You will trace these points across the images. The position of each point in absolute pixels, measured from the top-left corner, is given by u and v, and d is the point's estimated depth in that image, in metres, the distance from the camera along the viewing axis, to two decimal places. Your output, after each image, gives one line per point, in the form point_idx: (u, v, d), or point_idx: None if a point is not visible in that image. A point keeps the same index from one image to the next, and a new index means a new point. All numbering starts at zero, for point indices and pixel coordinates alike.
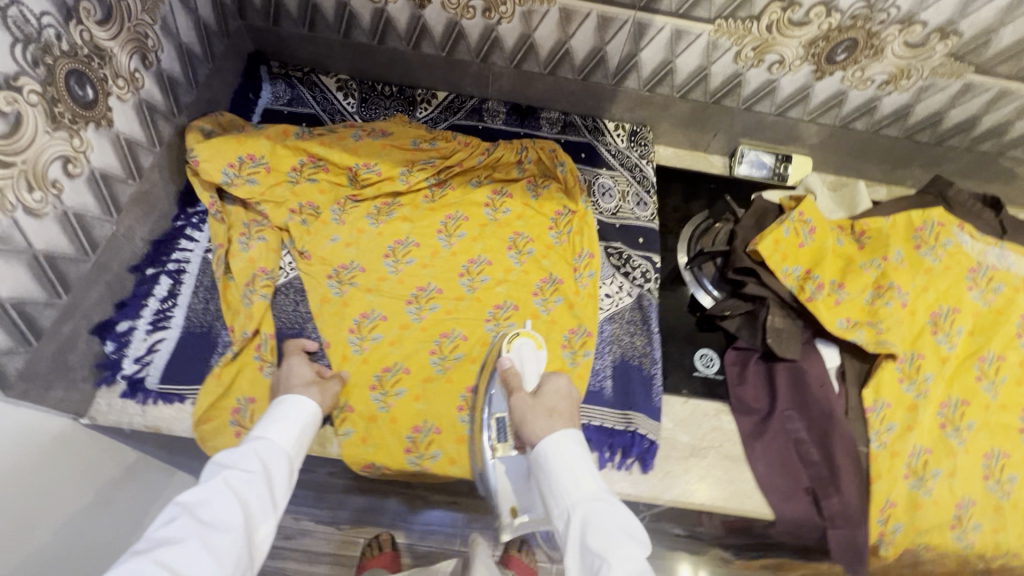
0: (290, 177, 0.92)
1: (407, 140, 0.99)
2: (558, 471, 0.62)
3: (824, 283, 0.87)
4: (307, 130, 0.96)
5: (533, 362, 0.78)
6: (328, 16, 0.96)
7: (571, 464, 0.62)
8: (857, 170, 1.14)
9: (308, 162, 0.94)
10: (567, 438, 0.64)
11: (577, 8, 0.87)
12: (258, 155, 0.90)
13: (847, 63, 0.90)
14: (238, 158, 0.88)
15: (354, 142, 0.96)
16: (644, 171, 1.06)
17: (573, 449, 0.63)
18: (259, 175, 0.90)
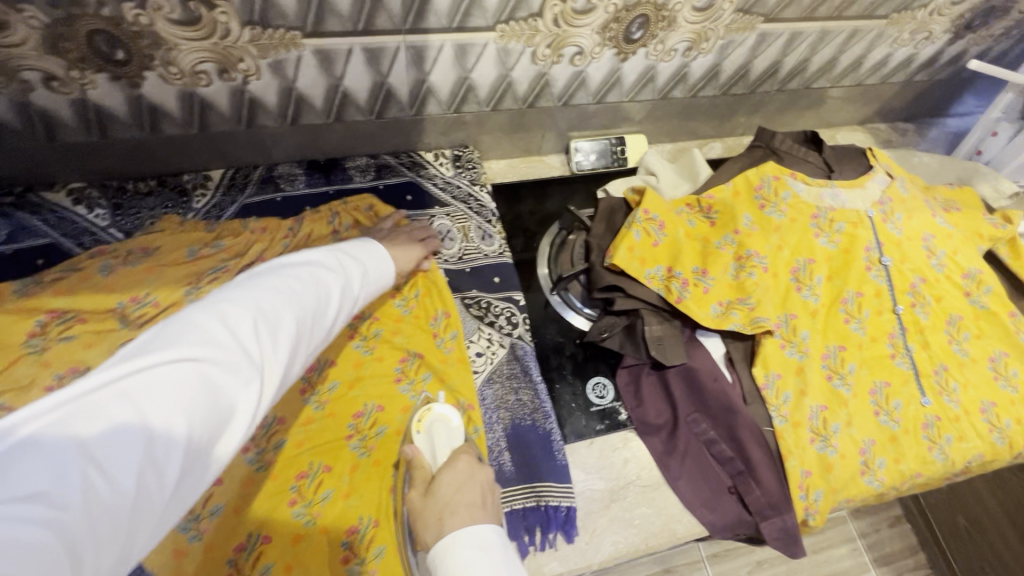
0: (30, 346, 0.58)
1: (183, 252, 0.75)
2: (464, 572, 0.47)
3: (687, 276, 0.82)
4: (32, 282, 0.67)
5: (448, 441, 0.65)
6: (10, 122, 0.71)
7: (488, 564, 0.47)
8: (689, 133, 1.12)
9: (51, 320, 0.61)
10: (461, 541, 0.48)
11: (335, 47, 0.72)
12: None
13: (646, 39, 0.84)
14: None
15: (103, 276, 0.68)
16: (480, 198, 0.95)
17: (486, 545, 0.49)
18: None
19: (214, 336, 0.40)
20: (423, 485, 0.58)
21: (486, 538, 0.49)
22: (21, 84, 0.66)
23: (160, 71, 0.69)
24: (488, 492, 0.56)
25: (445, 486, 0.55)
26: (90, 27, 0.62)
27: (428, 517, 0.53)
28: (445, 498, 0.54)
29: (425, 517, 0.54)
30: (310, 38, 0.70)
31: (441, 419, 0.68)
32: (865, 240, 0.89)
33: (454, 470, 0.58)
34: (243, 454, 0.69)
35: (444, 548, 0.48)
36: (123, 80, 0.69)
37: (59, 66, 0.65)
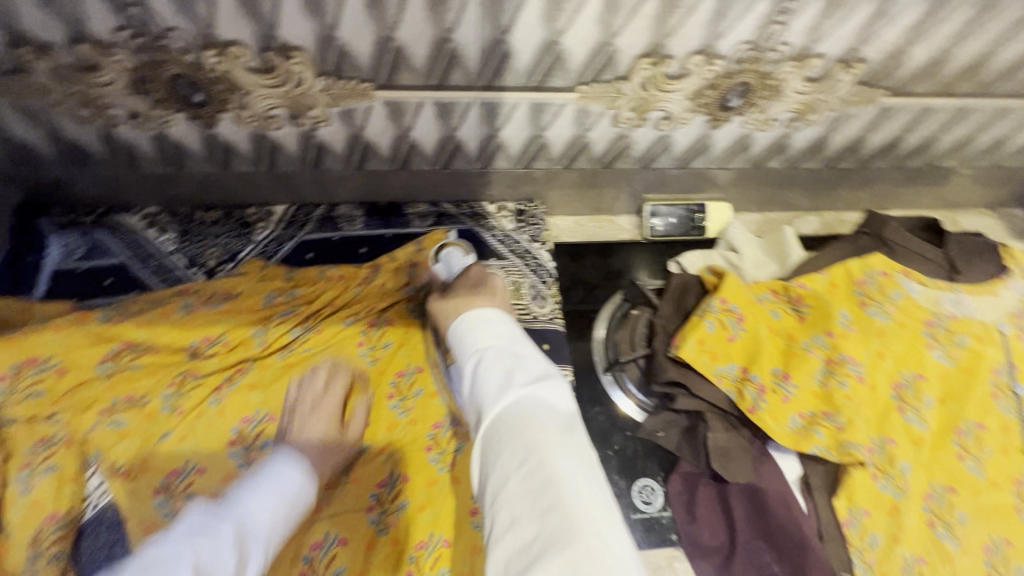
0: (99, 371, 0.69)
1: (260, 296, 0.76)
2: (470, 334, 0.55)
3: (765, 381, 0.71)
4: (116, 308, 0.72)
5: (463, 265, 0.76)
6: (100, 152, 0.74)
7: (491, 328, 0.55)
8: (781, 204, 1.00)
9: (124, 349, 0.70)
10: (481, 315, 0.57)
11: (406, 99, 0.69)
12: (43, 356, 0.67)
13: (744, 107, 0.75)
14: (11, 366, 0.65)
15: (183, 314, 0.73)
16: (538, 256, 0.89)
17: (491, 319, 0.57)
18: (47, 383, 0.67)
19: None
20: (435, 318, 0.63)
21: (493, 316, 0.57)
22: (109, 119, 0.69)
23: (234, 113, 0.69)
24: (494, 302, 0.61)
25: (460, 293, 0.67)
26: (173, 72, 0.63)
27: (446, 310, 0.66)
28: (450, 312, 0.62)
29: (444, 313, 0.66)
30: (382, 90, 0.67)
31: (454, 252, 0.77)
32: (993, 360, 0.75)
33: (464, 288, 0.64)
34: None
35: (459, 320, 0.58)
36: (202, 120, 0.70)
37: (143, 105, 0.67)
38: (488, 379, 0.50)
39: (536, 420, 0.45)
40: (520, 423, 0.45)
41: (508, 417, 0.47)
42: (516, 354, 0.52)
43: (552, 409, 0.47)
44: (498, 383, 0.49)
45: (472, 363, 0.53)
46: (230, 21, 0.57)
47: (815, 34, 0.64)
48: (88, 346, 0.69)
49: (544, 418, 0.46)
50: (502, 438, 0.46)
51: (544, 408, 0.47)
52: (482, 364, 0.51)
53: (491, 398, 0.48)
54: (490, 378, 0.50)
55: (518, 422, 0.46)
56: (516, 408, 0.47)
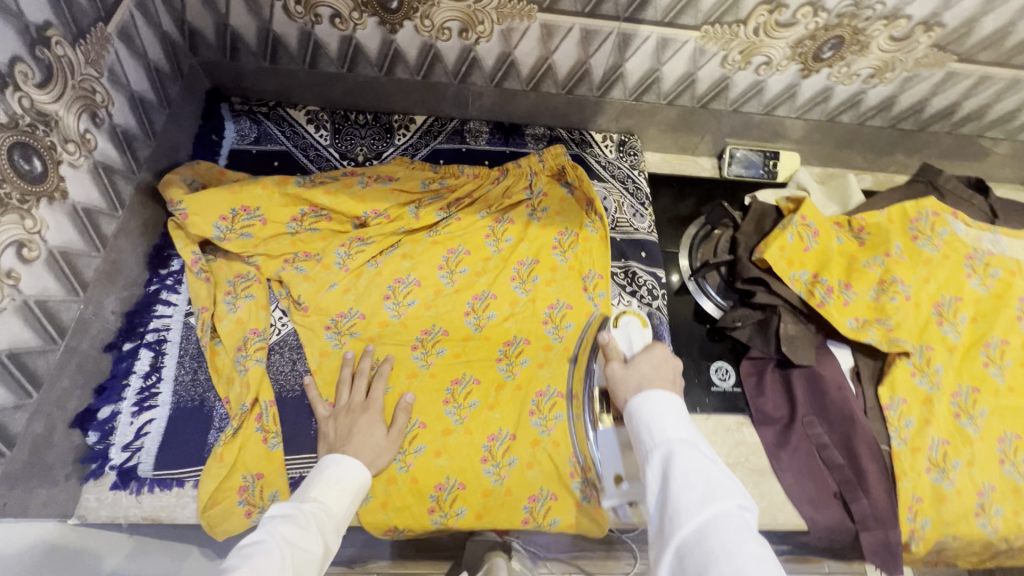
0: (290, 228, 0.86)
1: (415, 184, 0.93)
2: (654, 420, 0.58)
3: (832, 285, 0.86)
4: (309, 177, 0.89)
5: (641, 338, 0.84)
6: (292, 47, 0.88)
7: (674, 428, 0.57)
8: (843, 161, 1.14)
9: (308, 212, 0.86)
10: (663, 404, 0.59)
11: (559, 23, 0.83)
12: (254, 207, 0.83)
13: (834, 60, 0.89)
14: (232, 210, 0.82)
15: (360, 188, 0.89)
16: (637, 182, 1.03)
17: (674, 407, 0.59)
18: (254, 228, 0.83)
19: None
20: (620, 361, 0.69)
21: (675, 405, 0.60)
22: (313, 17, 0.83)
23: (416, 22, 0.83)
24: (677, 376, 0.67)
25: (643, 363, 0.67)
26: None
27: (628, 381, 0.65)
28: (643, 371, 0.66)
29: (623, 386, 0.66)
30: (543, 13, 0.81)
31: (633, 322, 0.87)
32: (1021, 290, 0.89)
33: (652, 354, 0.68)
34: (412, 351, 0.84)
35: (638, 402, 0.61)
36: (388, 25, 0.84)
37: (346, 6, 0.81)
38: (682, 483, 0.51)
39: (743, 550, 0.45)
40: (726, 546, 0.45)
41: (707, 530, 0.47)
42: (711, 467, 0.52)
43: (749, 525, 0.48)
44: (697, 492, 0.50)
45: (661, 455, 0.55)
46: None
47: None
48: (285, 203, 0.85)
49: (747, 537, 0.46)
50: (705, 556, 0.45)
51: (747, 534, 0.47)
52: (678, 465, 0.52)
53: (683, 513, 0.49)
54: (689, 490, 0.50)
55: (721, 540, 0.46)
56: (716, 527, 0.47)
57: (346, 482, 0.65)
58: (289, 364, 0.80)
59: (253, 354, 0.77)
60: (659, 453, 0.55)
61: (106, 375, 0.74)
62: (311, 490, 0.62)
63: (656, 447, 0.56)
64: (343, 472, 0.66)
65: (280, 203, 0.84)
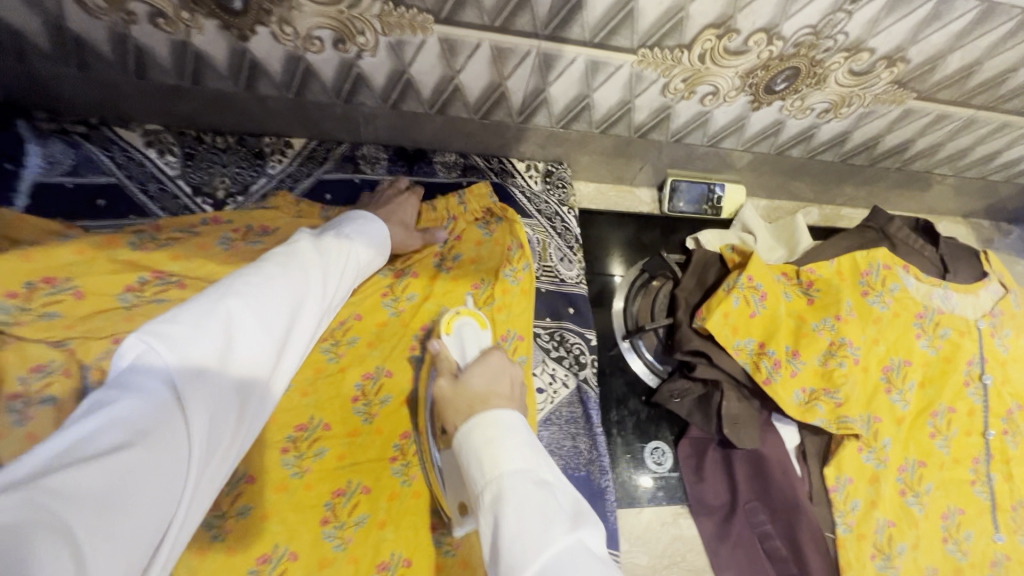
0: (122, 301, 0.62)
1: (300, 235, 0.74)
2: (490, 449, 0.46)
3: (780, 356, 0.75)
4: (149, 236, 0.70)
5: (476, 343, 0.68)
6: (102, 51, 0.65)
7: (518, 446, 0.47)
8: (789, 193, 1.04)
9: (151, 279, 0.64)
10: (502, 432, 0.47)
11: (463, 38, 0.65)
12: (62, 278, 0.59)
13: (787, 92, 0.76)
14: (25, 283, 0.56)
15: (223, 250, 0.70)
16: (566, 220, 0.88)
17: (514, 427, 0.49)
18: (63, 305, 0.58)
19: (132, 397, 0.33)
20: (450, 375, 0.59)
21: (513, 423, 0.49)
22: (124, 16, 0.61)
23: (273, 28, 0.63)
24: (514, 388, 0.58)
25: (475, 379, 0.56)
26: None
27: (458, 403, 0.54)
28: (475, 390, 0.55)
29: (452, 403, 0.55)
30: (441, 25, 0.63)
31: (470, 324, 0.69)
32: (969, 352, 0.82)
33: (485, 364, 0.59)
34: (282, 456, 0.63)
35: (467, 432, 0.48)
36: (234, 31, 0.63)
37: (168, 4, 0.59)
38: (521, 522, 0.40)
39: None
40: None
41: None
42: (553, 501, 0.42)
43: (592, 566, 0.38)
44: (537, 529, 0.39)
45: (492, 496, 0.43)
46: None
47: (873, 27, 0.65)
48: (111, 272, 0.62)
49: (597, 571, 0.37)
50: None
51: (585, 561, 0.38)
52: (511, 504, 0.42)
53: (525, 553, 0.38)
54: (522, 525, 0.40)
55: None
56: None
57: (366, 239, 0.67)
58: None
59: None
60: (492, 490, 0.44)
61: None
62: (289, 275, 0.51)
63: (487, 485, 0.45)
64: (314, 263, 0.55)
65: (103, 271, 0.62)
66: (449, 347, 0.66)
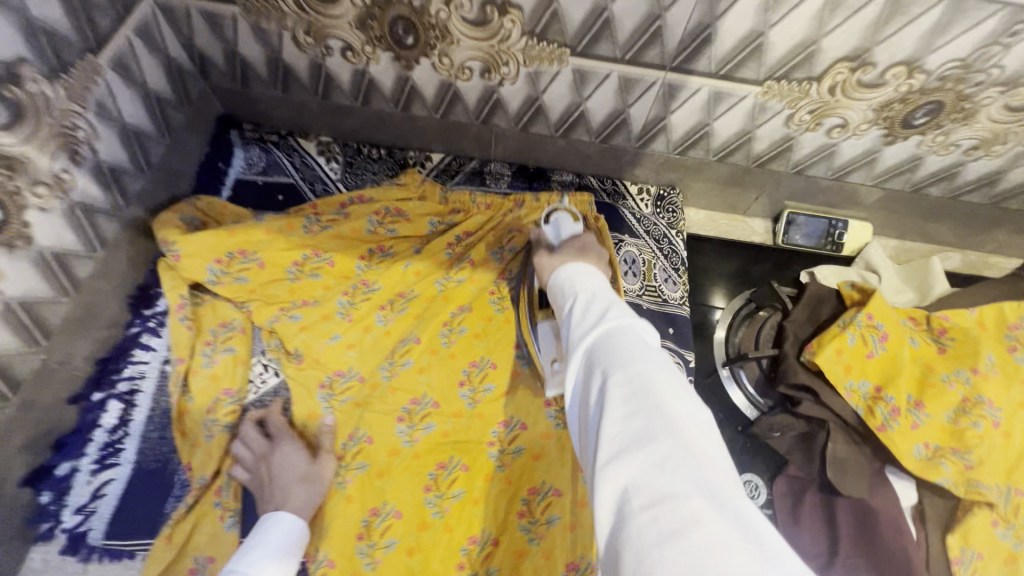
0: (290, 274, 0.79)
1: (424, 222, 0.87)
2: (570, 282, 0.57)
3: (899, 403, 0.70)
4: (317, 218, 0.83)
5: (572, 229, 0.72)
6: (302, 77, 0.82)
7: (591, 278, 0.57)
8: (926, 235, 0.96)
9: (311, 257, 0.80)
10: (581, 275, 0.57)
11: (594, 69, 0.72)
12: (251, 249, 0.77)
13: (928, 127, 0.73)
14: (228, 252, 0.75)
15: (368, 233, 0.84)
16: (674, 243, 0.91)
17: (588, 271, 0.59)
18: (250, 272, 0.77)
19: None
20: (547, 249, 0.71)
21: (591, 271, 0.59)
22: (324, 49, 0.76)
23: (434, 59, 0.74)
24: (601, 262, 0.68)
25: (567, 252, 0.68)
26: (395, 14, 0.69)
27: (548, 269, 0.67)
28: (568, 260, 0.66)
29: (548, 265, 0.68)
30: (576, 57, 0.70)
31: (564, 218, 0.73)
32: None
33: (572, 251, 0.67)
34: (396, 424, 0.74)
35: (554, 277, 0.61)
36: (403, 61, 0.76)
37: (358, 39, 0.73)
38: (586, 309, 0.50)
39: (625, 347, 0.42)
40: (619, 347, 0.42)
41: (603, 336, 0.45)
42: (613, 299, 0.51)
43: (642, 334, 0.45)
44: (594, 320, 0.48)
45: (568, 306, 0.53)
46: None
47: None
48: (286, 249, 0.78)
49: (641, 350, 0.42)
50: (597, 359, 0.43)
51: (636, 341, 0.43)
52: (580, 308, 0.51)
53: (587, 323, 0.48)
54: (583, 321, 0.49)
55: (613, 341, 0.43)
56: (611, 334, 0.45)
57: None
58: (261, 437, 0.71)
59: (223, 419, 0.73)
60: (569, 304, 0.54)
61: (70, 427, 0.69)
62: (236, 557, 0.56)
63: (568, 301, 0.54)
64: (279, 532, 0.60)
65: (281, 249, 0.78)
66: (547, 233, 0.73)
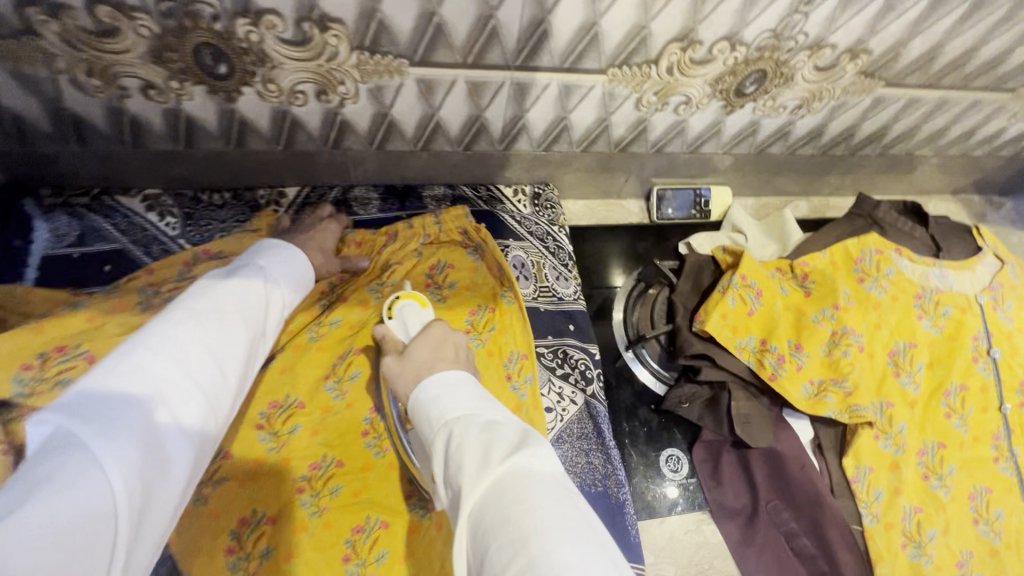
0: None
1: None
2: (435, 401, 0.46)
3: (783, 351, 0.76)
4: (154, 289, 0.71)
5: (418, 320, 0.68)
6: (101, 126, 0.69)
7: (461, 389, 0.47)
8: (776, 189, 1.05)
9: None
10: (456, 385, 0.47)
11: (438, 77, 0.68)
12: (72, 343, 0.60)
13: (757, 94, 0.79)
14: (37, 354, 0.58)
15: None
16: (558, 239, 0.90)
17: (461, 380, 0.48)
18: (74, 370, 0.59)
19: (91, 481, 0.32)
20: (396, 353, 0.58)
21: (461, 377, 0.48)
22: (118, 90, 0.64)
23: (258, 87, 0.66)
24: (462, 351, 0.56)
25: (420, 351, 0.54)
26: (196, 41, 0.59)
27: (405, 375, 0.52)
28: (421, 358, 0.53)
29: (404, 378, 0.53)
30: (416, 67, 0.66)
31: (411, 305, 0.70)
32: (973, 328, 0.82)
33: (427, 335, 0.56)
34: (299, 496, 0.66)
35: (417, 391, 0.48)
36: (221, 93, 0.66)
37: (158, 75, 0.63)
38: (463, 455, 0.40)
39: (525, 509, 0.35)
40: (519, 517, 0.35)
41: (495, 489, 0.37)
42: (494, 422, 0.42)
43: (548, 482, 0.38)
44: (476, 459, 0.39)
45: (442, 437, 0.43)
46: None
47: (830, 24, 0.68)
48: (116, 332, 0.63)
49: (546, 489, 0.37)
50: (491, 530, 0.35)
51: (545, 492, 0.37)
52: (457, 439, 0.41)
53: (475, 469, 0.38)
54: (468, 454, 0.40)
55: (507, 504, 0.36)
56: (503, 491, 0.37)
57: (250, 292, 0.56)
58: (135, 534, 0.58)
59: None
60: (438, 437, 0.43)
61: None
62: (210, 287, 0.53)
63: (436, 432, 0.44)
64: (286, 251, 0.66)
65: (113, 333, 0.63)
66: (396, 331, 0.66)
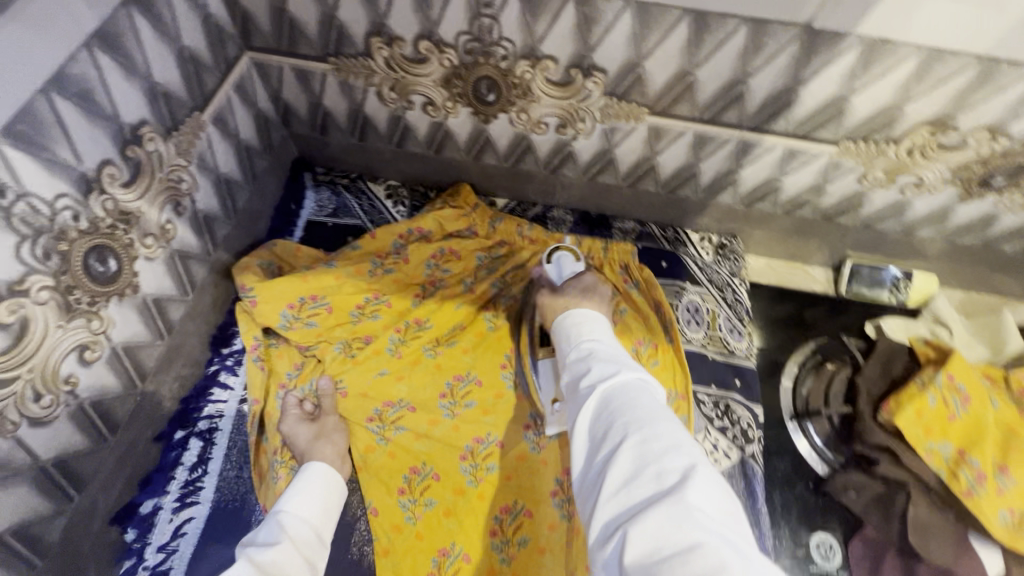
0: (353, 316, 0.80)
1: (471, 258, 0.88)
2: (578, 328, 0.57)
3: (985, 467, 0.68)
4: (381, 262, 0.85)
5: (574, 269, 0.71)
6: (381, 127, 0.85)
7: (600, 326, 0.56)
8: (994, 288, 0.94)
9: (370, 299, 0.81)
10: (591, 320, 0.57)
11: (670, 127, 0.73)
12: (321, 295, 0.79)
13: (1005, 187, 0.73)
14: (299, 298, 0.77)
15: (426, 273, 0.86)
16: (738, 294, 0.90)
17: (598, 317, 0.58)
18: (319, 316, 0.78)
19: None
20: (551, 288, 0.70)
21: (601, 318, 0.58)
22: (406, 103, 0.79)
23: (512, 115, 0.77)
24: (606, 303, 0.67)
25: (573, 293, 0.66)
26: (481, 74, 0.71)
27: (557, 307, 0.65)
28: (573, 298, 0.65)
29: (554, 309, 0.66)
30: (654, 116, 0.72)
31: (567, 255, 0.72)
32: None
33: (583, 289, 0.66)
34: (462, 462, 0.73)
35: (561, 318, 0.60)
36: (481, 116, 0.78)
37: (440, 96, 0.76)
38: (590, 364, 0.50)
39: (645, 404, 0.43)
40: (637, 407, 0.42)
41: (619, 388, 0.45)
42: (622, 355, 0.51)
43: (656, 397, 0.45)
44: (606, 372, 0.47)
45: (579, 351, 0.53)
46: (558, 37, 0.65)
47: None
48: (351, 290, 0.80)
49: (657, 405, 0.43)
50: (613, 411, 0.43)
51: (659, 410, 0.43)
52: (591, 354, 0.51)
53: (603, 375, 0.47)
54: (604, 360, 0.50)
55: (628, 399, 0.44)
56: (627, 391, 0.45)
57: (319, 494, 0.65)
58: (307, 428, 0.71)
59: (289, 460, 0.72)
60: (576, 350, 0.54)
61: (155, 464, 0.69)
62: (285, 500, 0.63)
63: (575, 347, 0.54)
64: (318, 481, 0.66)
65: (349, 292, 0.79)
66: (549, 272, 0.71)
